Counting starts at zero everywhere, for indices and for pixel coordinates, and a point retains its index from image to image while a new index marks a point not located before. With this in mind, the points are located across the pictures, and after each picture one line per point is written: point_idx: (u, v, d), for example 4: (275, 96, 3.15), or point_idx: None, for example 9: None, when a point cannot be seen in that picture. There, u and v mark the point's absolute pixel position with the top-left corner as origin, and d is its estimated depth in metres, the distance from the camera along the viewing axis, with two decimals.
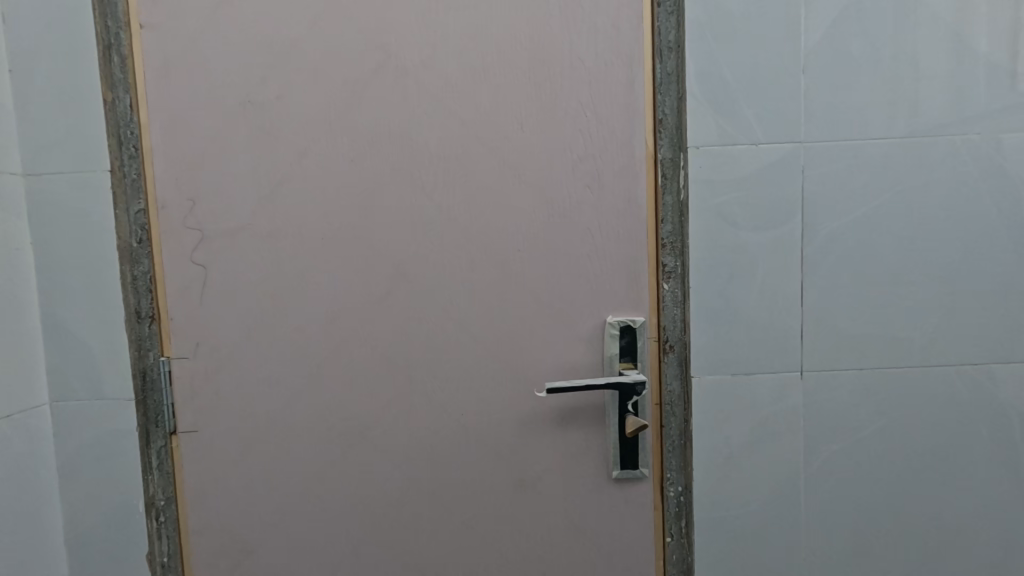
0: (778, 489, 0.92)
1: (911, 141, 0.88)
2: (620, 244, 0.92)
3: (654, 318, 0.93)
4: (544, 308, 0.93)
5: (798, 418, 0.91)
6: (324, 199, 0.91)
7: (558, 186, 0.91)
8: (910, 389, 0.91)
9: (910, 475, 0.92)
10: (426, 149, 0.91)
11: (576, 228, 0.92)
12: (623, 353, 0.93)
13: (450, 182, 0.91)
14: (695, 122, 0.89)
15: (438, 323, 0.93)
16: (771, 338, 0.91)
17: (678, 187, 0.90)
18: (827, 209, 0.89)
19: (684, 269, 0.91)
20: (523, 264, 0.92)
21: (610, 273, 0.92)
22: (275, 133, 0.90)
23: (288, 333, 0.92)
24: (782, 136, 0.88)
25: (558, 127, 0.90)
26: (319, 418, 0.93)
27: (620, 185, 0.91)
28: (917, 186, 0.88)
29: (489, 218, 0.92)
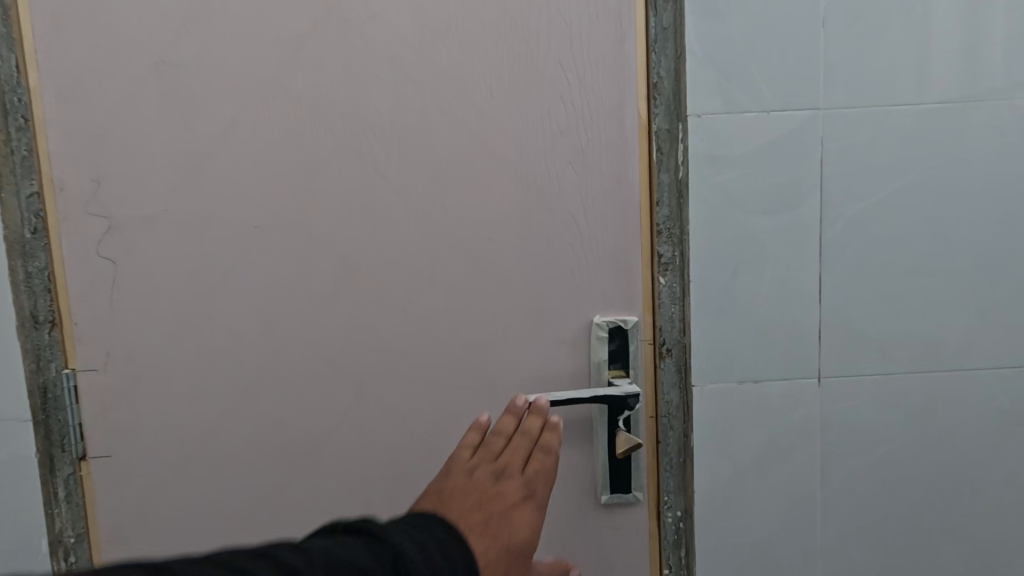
0: (792, 512, 0.80)
1: (951, 108, 0.75)
2: (609, 232, 0.78)
3: (650, 318, 0.80)
4: (521, 308, 0.79)
5: (815, 432, 0.79)
6: (261, 184, 0.77)
7: (536, 163, 0.77)
8: (944, 395, 0.79)
9: (942, 493, 0.80)
10: (380, 120, 0.76)
11: (558, 214, 0.78)
12: (613, 359, 0.80)
13: (409, 159, 0.77)
14: (696, 85, 0.75)
15: (399, 328, 0.79)
16: (785, 342, 0.78)
17: (677, 167, 0.77)
18: (851, 188, 0.76)
19: (684, 261, 0.78)
20: (497, 259, 0.79)
21: (597, 267, 0.79)
22: (203, 103, 0.75)
23: (221, 341, 0.78)
24: (798, 103, 0.75)
25: (536, 94, 0.76)
26: (259, 441, 0.80)
27: (608, 163, 0.77)
28: (955, 160, 0.76)
29: (456, 203, 0.78)
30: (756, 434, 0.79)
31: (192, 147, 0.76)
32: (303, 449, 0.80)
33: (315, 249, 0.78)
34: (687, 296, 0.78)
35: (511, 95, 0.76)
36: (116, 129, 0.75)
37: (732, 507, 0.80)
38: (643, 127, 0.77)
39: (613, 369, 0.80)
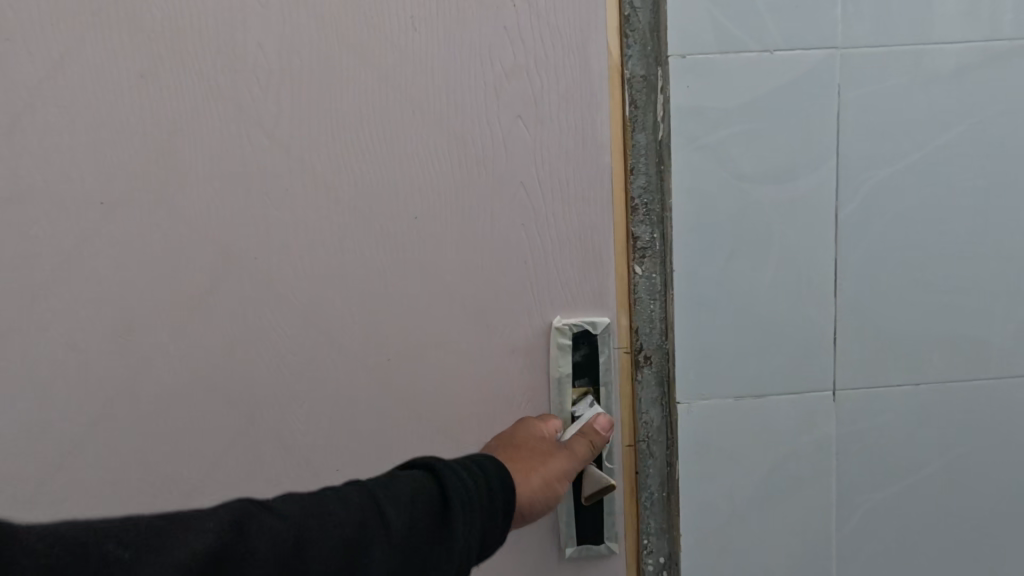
0: (802, 555, 0.65)
1: (1003, 46, 0.59)
2: (571, 211, 0.61)
3: (627, 321, 0.63)
4: (463, 307, 0.63)
5: (831, 458, 0.63)
6: (124, 153, 0.60)
7: (476, 118, 0.59)
8: (987, 408, 0.63)
9: (982, 528, 0.65)
10: (270, 64, 0.58)
11: (506, 186, 0.60)
12: (579, 373, 0.63)
13: (313, 117, 0.59)
14: (681, 15, 0.58)
15: (310, 334, 0.63)
16: (793, 347, 0.62)
17: (654, 126, 0.61)
18: (875, 149, 0.60)
19: (666, 246, 0.62)
20: (429, 244, 0.62)
21: (558, 254, 0.61)
22: (32, 42, 0.57)
23: (76, 348, 0.63)
24: (809, 39, 0.58)
25: (474, 26, 0.58)
26: (146, 477, 0.65)
27: (569, 117, 0.59)
28: (1004, 115, 0.60)
29: (375, 172, 0.60)
30: (758, 461, 0.63)
31: (30, 104, 0.58)
32: (203, 487, 0.66)
33: (198, 235, 0.61)
34: (670, 289, 0.62)
35: (440, 28, 0.58)
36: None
37: (727, 553, 0.65)
38: (617, 67, 0.59)
39: (579, 386, 0.63)
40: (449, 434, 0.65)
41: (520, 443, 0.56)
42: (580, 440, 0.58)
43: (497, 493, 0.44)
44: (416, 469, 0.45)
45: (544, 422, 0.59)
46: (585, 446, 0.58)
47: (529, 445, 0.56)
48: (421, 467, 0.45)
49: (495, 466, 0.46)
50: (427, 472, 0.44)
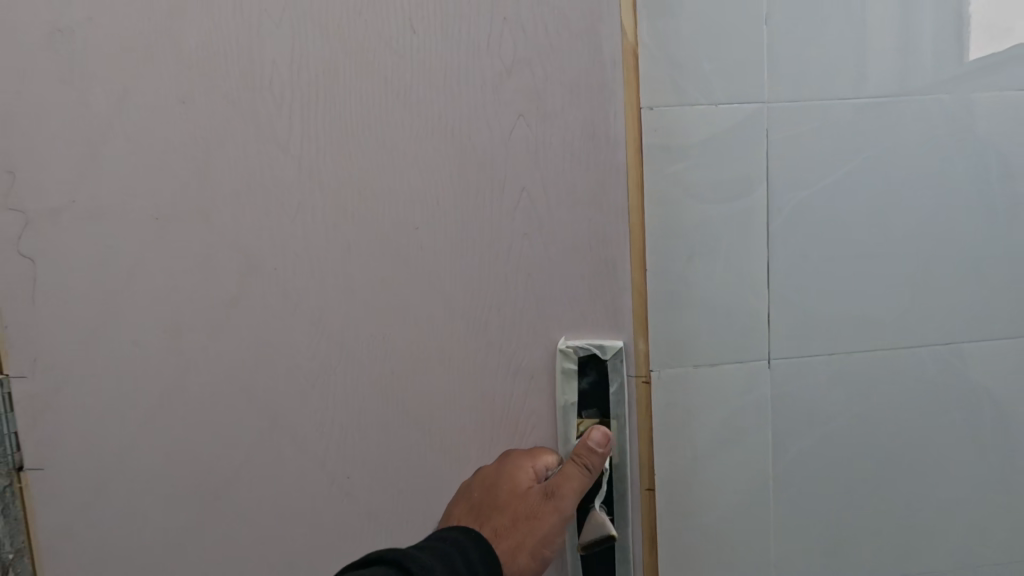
0: (746, 489, 0.84)
1: (885, 101, 0.79)
2: (573, 225, 0.68)
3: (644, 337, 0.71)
4: (473, 313, 0.70)
5: (767, 413, 0.83)
6: (190, 174, 0.67)
7: (485, 139, 0.66)
8: (885, 373, 0.83)
9: (883, 466, 0.85)
10: (305, 88, 0.66)
11: (515, 206, 0.67)
12: (583, 401, 0.72)
13: (342, 136, 0.67)
14: (648, 79, 0.77)
15: (337, 343, 0.70)
16: (741, 328, 0.81)
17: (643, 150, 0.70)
18: (796, 178, 0.80)
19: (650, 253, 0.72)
20: (444, 256, 0.69)
21: (560, 270, 0.68)
22: (116, 81, 0.65)
23: (149, 346, 0.70)
24: (744, 95, 0.78)
25: (485, 47, 0.65)
26: (205, 463, 0.72)
27: (577, 116, 0.66)
28: (889, 151, 0.80)
29: (393, 190, 0.67)
30: (713, 417, 0.82)
31: (112, 133, 0.67)
32: (248, 477, 0.73)
33: (239, 248, 0.69)
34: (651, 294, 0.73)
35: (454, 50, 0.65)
36: (13, 108, 0.66)
37: (693, 493, 0.84)
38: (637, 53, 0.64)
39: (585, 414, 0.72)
40: (463, 433, 0.72)
41: (502, 505, 0.67)
42: (567, 473, 0.68)
43: (477, 563, 0.58)
44: (379, 562, 0.55)
45: (526, 473, 0.69)
46: (572, 485, 0.68)
47: (511, 506, 0.67)
48: (389, 562, 0.55)
49: (472, 548, 0.59)
50: (398, 568, 0.54)
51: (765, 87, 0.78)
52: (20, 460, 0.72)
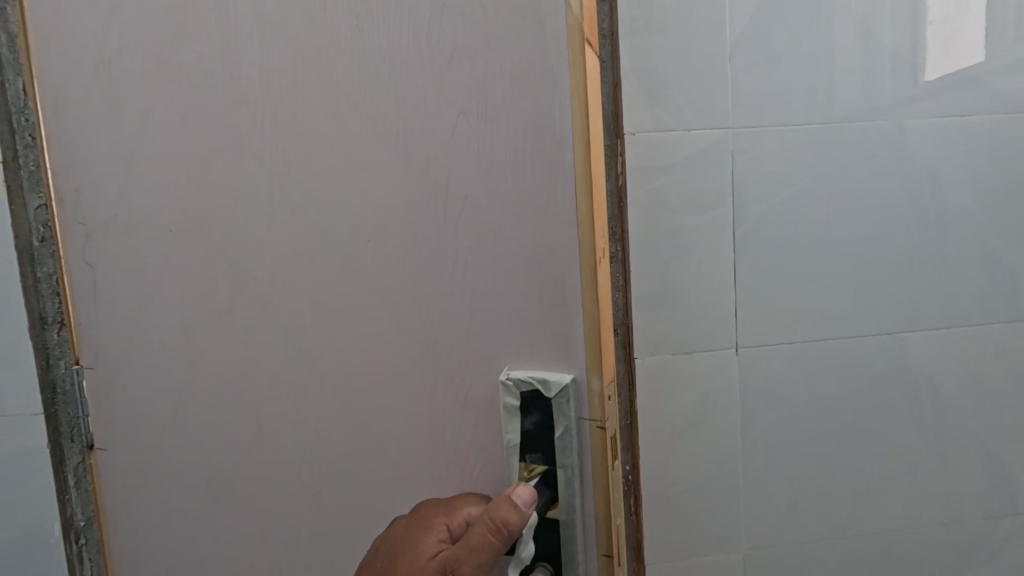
0: (719, 461, 0.97)
1: (834, 126, 0.93)
2: (514, 237, 0.68)
3: (601, 346, 0.67)
4: (429, 318, 0.72)
5: (736, 394, 0.96)
6: (213, 192, 0.72)
7: (434, 145, 0.68)
8: (838, 359, 0.97)
9: (836, 440, 0.98)
10: (266, 98, 0.69)
11: (461, 216, 0.69)
12: (527, 443, 0.71)
13: (302, 145, 0.70)
14: (630, 109, 0.90)
15: (334, 350, 0.74)
16: (710, 317, 0.94)
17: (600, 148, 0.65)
18: (758, 192, 0.93)
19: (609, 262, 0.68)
20: (400, 262, 0.71)
21: (504, 277, 0.69)
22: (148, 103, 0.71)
23: (178, 346, 0.76)
24: (711, 121, 0.91)
25: (428, 50, 0.66)
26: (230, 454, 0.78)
27: (517, 112, 0.66)
28: (836, 169, 0.94)
29: (354, 197, 0.70)
30: (690, 398, 0.95)
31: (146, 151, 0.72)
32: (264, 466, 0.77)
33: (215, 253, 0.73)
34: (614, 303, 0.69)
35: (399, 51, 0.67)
36: (71, 130, 0.72)
37: (672, 466, 0.97)
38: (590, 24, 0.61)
39: (531, 460, 0.70)
40: (426, 437, 0.74)
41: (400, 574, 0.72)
42: (472, 533, 0.67)
43: None
44: None
45: (431, 538, 0.71)
46: (473, 564, 0.67)
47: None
48: None
49: None
50: None
51: (731, 110, 0.91)
52: (91, 440, 0.80)
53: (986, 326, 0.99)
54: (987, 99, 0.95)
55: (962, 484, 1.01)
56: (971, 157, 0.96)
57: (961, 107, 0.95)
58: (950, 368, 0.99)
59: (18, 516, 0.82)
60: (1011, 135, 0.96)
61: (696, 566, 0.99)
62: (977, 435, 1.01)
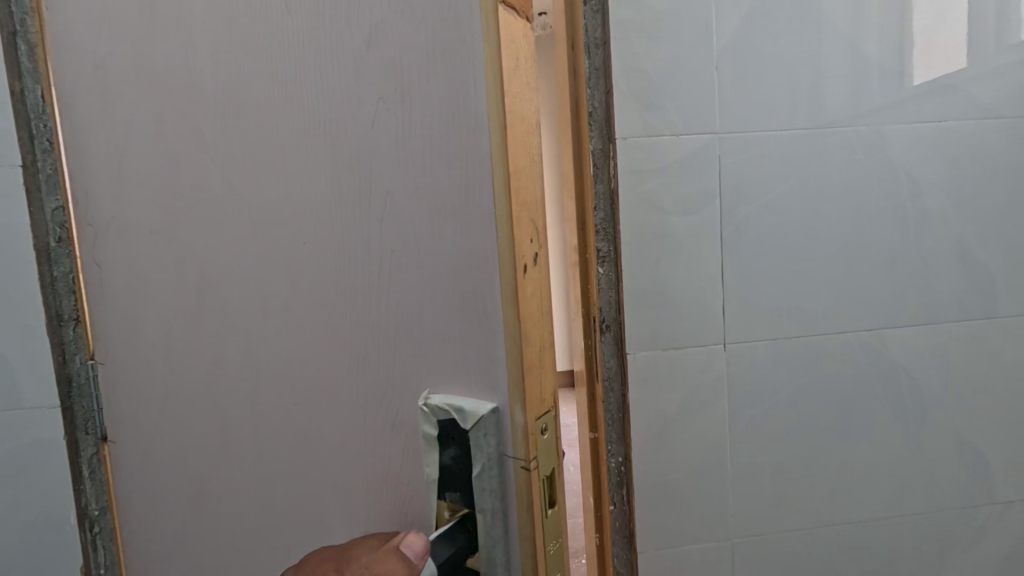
0: (708, 452, 1.01)
1: (818, 132, 0.98)
2: (431, 243, 0.55)
3: (527, 376, 0.53)
4: (352, 345, 0.58)
5: (724, 387, 1.00)
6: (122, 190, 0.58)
7: (348, 134, 0.54)
8: (823, 354, 1.01)
9: (820, 432, 1.02)
10: (164, 78, 0.55)
11: (377, 218, 0.55)
12: (447, 482, 0.57)
13: (191, 137, 0.56)
14: (622, 114, 0.94)
15: (246, 385, 0.60)
16: (697, 313, 0.98)
17: (535, 132, 0.52)
18: (745, 194, 0.97)
19: (544, 272, 0.54)
20: (311, 277, 0.57)
21: (427, 292, 0.56)
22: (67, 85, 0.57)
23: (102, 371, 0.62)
24: (699, 127, 0.95)
25: (342, 22, 0.53)
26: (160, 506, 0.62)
27: (435, 89, 0.52)
28: (820, 172, 0.98)
29: (250, 196, 0.57)
30: (679, 391, 0.99)
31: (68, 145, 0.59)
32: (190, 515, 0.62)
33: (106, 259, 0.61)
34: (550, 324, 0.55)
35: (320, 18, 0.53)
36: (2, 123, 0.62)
37: (664, 456, 1.01)
38: None
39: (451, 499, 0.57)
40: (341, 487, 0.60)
41: None
42: None
43: None
44: None
45: None
46: None
47: None
48: None
49: None
50: None
51: (717, 117, 0.95)
52: (106, 433, 0.81)
53: (962, 322, 1.03)
54: (963, 104, 0.99)
55: (941, 475, 1.06)
56: (949, 160, 1.00)
57: (938, 113, 0.99)
58: (928, 363, 1.03)
59: (39, 503, 0.86)
60: (987, 139, 1.01)
61: (687, 553, 1.03)
62: (955, 427, 1.05)
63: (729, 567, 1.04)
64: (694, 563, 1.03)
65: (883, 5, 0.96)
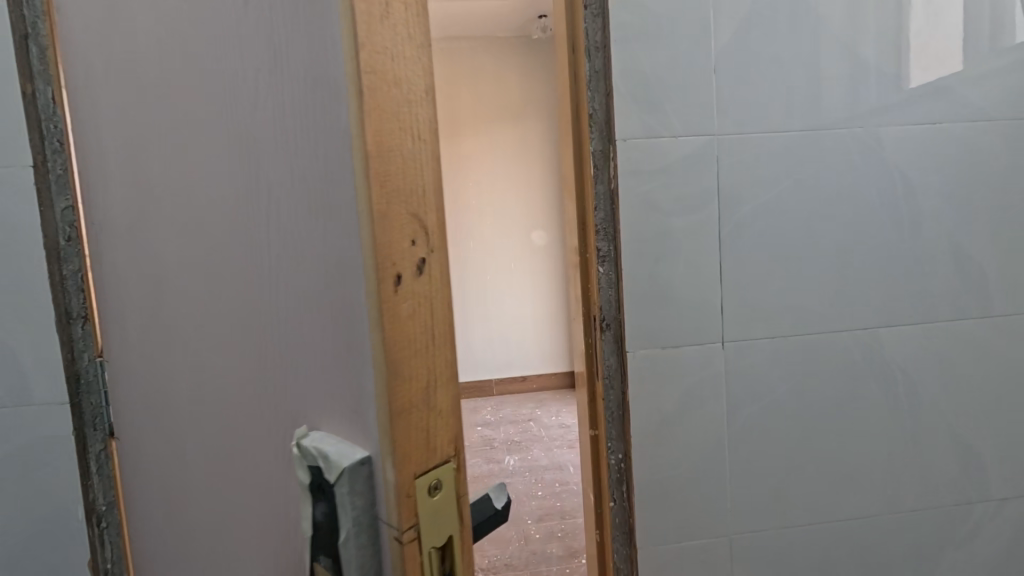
0: (707, 449, 1.02)
1: (814, 134, 0.99)
2: (299, 237, 0.42)
3: (405, 425, 0.38)
4: (243, 362, 0.48)
5: (722, 384, 1.01)
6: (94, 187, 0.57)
7: (225, 114, 0.44)
8: (820, 353, 1.03)
9: (816, 430, 1.04)
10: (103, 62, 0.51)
11: (258, 213, 0.45)
12: (318, 546, 0.42)
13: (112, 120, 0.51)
14: (623, 115, 0.95)
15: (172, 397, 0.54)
16: (695, 311, 1.00)
17: (416, 98, 0.37)
18: (742, 194, 0.99)
19: (431, 285, 0.39)
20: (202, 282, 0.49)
21: (300, 308, 0.43)
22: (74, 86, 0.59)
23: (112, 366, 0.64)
24: (698, 128, 0.97)
25: None
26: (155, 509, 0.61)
27: (299, 55, 0.39)
28: (816, 173, 1.00)
29: (155, 182, 0.50)
30: (677, 389, 1.01)
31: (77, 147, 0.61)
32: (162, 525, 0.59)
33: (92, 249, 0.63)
34: (448, 353, 0.40)
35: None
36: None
37: (663, 453, 1.02)
38: None
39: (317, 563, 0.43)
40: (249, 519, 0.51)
41: None
42: None
43: None
44: None
45: None
46: None
47: None
48: None
49: None
50: None
51: (716, 118, 0.97)
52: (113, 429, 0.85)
53: (956, 321, 1.04)
54: (957, 106, 1.01)
55: (936, 472, 1.07)
56: (943, 161, 1.02)
57: (932, 114, 1.01)
58: (923, 361, 1.04)
59: (43, 502, 0.86)
60: (980, 141, 1.02)
61: (687, 549, 1.04)
62: (949, 425, 1.06)
63: (728, 563, 1.05)
64: (693, 559, 1.04)
65: (878, 8, 0.98)
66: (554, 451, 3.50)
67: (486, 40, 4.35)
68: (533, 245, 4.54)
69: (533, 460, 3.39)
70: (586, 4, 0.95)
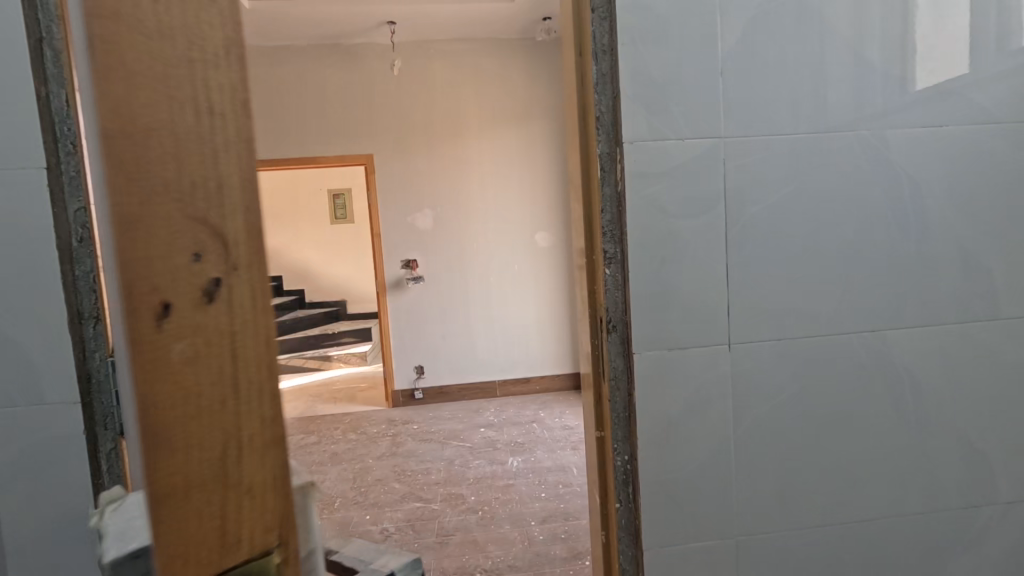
0: (712, 451, 1.02)
1: (821, 135, 0.99)
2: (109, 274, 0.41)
3: (171, 486, 0.37)
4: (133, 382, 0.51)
5: (728, 387, 1.02)
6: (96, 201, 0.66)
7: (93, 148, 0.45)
8: (826, 355, 1.03)
9: (820, 433, 1.04)
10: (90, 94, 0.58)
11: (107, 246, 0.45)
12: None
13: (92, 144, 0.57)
14: (630, 117, 0.95)
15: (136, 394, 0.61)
16: (701, 313, 1.00)
17: (210, 128, 0.35)
18: (748, 196, 0.99)
19: (230, 316, 0.37)
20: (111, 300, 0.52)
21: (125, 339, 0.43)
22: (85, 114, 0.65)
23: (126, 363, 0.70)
24: (704, 130, 0.97)
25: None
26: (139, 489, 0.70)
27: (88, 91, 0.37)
28: (823, 175, 1.00)
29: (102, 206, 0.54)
30: (683, 391, 1.01)
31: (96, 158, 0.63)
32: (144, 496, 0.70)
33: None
34: (261, 405, 0.39)
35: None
36: None
37: (669, 456, 1.02)
38: None
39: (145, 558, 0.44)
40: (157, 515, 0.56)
41: None
42: None
43: None
44: None
45: None
46: None
47: None
48: None
49: None
50: None
51: (722, 120, 0.97)
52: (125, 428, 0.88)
53: (962, 323, 1.04)
54: (964, 108, 1.01)
55: (941, 474, 1.07)
56: (950, 163, 1.02)
57: (939, 117, 1.01)
58: (929, 363, 1.04)
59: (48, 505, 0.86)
60: (987, 143, 1.02)
61: (692, 551, 1.04)
62: (955, 427, 1.06)
63: (731, 565, 1.05)
64: (697, 560, 1.04)
65: (885, 10, 0.98)
66: (558, 453, 3.50)
67: (491, 42, 4.36)
68: (537, 247, 4.55)
69: (537, 462, 3.39)
70: (594, 7, 0.96)
